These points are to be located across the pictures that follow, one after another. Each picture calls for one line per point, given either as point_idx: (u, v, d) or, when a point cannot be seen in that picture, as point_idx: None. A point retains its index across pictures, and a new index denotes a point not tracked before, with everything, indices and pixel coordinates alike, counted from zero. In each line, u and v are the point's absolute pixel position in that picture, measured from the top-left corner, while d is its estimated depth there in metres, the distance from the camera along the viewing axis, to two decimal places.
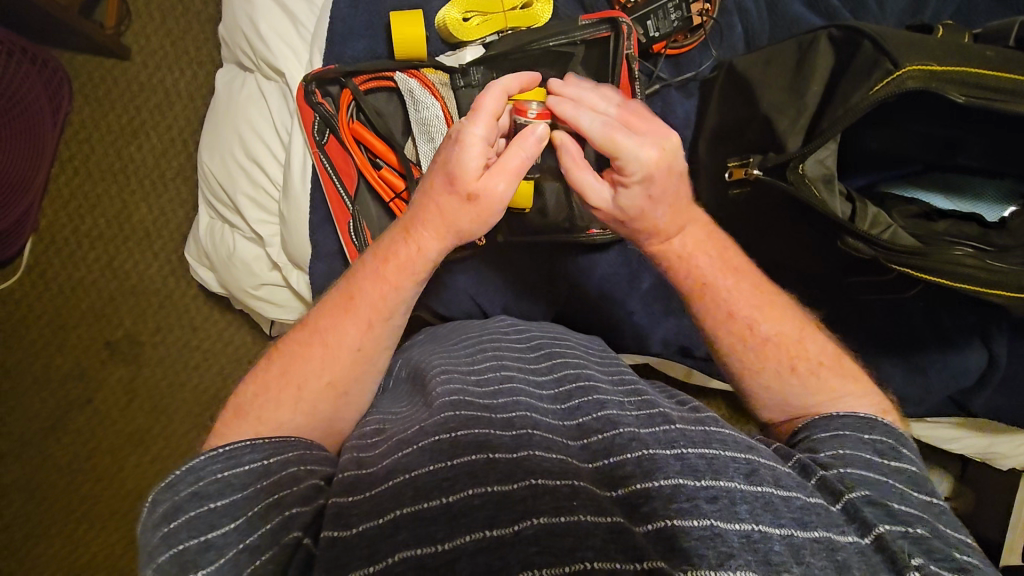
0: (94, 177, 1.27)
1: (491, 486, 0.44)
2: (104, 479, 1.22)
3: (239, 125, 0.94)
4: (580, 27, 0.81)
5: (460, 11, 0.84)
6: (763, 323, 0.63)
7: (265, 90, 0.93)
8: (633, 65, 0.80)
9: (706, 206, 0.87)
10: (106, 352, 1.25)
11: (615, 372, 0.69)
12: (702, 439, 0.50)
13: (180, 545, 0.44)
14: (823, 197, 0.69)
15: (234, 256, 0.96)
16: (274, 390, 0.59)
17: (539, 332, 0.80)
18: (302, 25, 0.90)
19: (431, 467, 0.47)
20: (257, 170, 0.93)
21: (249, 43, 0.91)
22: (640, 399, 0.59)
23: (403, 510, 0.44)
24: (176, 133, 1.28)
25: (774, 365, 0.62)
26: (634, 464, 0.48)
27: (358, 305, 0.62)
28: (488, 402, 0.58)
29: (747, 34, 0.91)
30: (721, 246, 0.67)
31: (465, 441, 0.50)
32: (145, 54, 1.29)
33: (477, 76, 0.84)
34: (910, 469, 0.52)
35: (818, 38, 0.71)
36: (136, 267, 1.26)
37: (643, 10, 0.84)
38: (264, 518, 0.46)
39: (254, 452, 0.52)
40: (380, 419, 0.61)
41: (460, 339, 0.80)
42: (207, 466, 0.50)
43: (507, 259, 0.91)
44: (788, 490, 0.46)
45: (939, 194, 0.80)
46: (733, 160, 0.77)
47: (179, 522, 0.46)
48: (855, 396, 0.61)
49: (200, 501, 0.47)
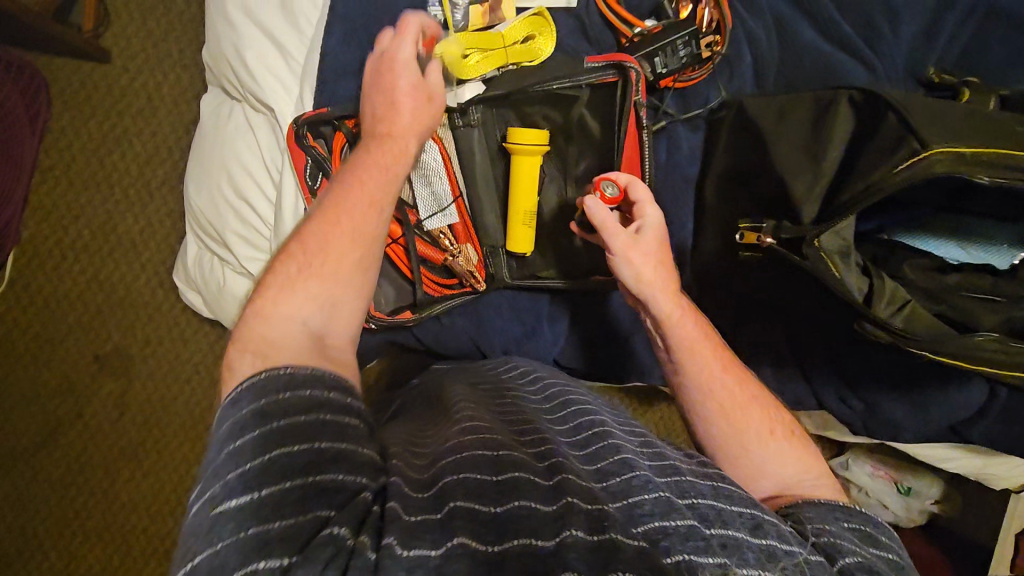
0: (77, 186, 1.23)
1: (534, 503, 0.45)
2: (100, 491, 1.22)
3: (226, 157, 0.90)
4: (584, 70, 0.75)
5: (461, 48, 0.77)
6: (749, 383, 0.66)
7: (253, 124, 0.88)
8: (642, 110, 0.75)
9: (710, 252, 0.82)
10: (97, 365, 1.23)
11: (627, 424, 0.67)
12: (711, 492, 0.50)
13: (247, 466, 0.42)
14: (844, 275, 0.58)
15: (225, 289, 0.93)
16: (306, 264, 0.58)
17: (550, 376, 0.78)
18: (291, 57, 0.85)
19: (483, 475, 0.48)
20: (246, 206, 0.89)
21: (234, 72, 0.86)
22: (651, 449, 0.59)
23: (456, 502, 0.45)
24: (160, 140, 1.24)
25: (801, 453, 0.62)
26: (651, 503, 0.47)
27: (372, 185, 0.64)
28: (520, 436, 0.57)
29: (757, 64, 0.88)
30: (712, 334, 0.70)
31: (507, 460, 0.50)
32: (124, 56, 1.23)
33: (476, 114, 0.79)
34: (891, 557, 0.50)
35: (837, 98, 0.65)
36: (124, 278, 1.23)
37: (649, 47, 0.80)
38: (333, 461, 0.44)
39: (317, 378, 0.49)
40: (411, 436, 0.59)
41: (476, 379, 0.77)
42: (269, 381, 0.47)
43: (507, 300, 0.89)
44: (792, 545, 0.47)
45: (956, 243, 0.76)
46: (744, 223, 0.66)
47: (246, 441, 0.44)
48: (819, 471, 0.61)
49: (266, 419, 0.45)
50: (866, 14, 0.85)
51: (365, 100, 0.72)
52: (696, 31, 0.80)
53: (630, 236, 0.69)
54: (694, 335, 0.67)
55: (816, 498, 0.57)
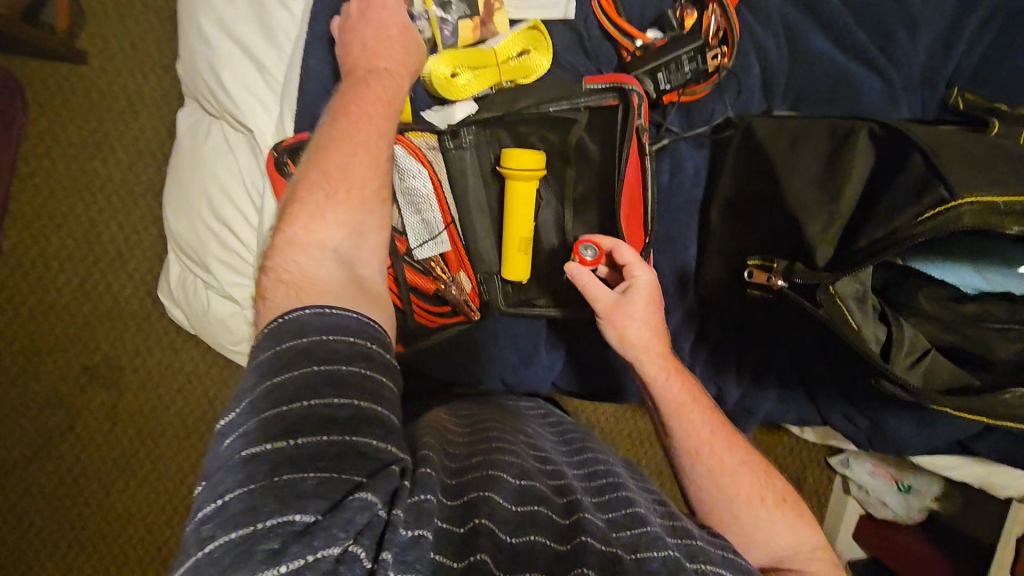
0: (57, 194, 1.18)
1: (548, 542, 0.45)
2: (94, 504, 1.20)
3: (205, 179, 0.85)
4: (584, 92, 0.72)
5: (449, 66, 0.73)
6: (744, 447, 0.66)
7: (232, 143, 0.83)
8: (644, 137, 0.72)
9: (714, 276, 0.79)
10: (86, 378, 1.20)
11: (641, 480, 0.66)
12: (720, 560, 0.50)
13: (285, 408, 0.42)
14: (857, 324, 0.56)
15: (210, 313, 0.89)
16: (332, 191, 0.57)
17: (564, 420, 0.77)
18: (270, 74, 0.80)
19: (507, 501, 0.47)
20: (228, 232, 0.84)
21: (211, 90, 0.82)
22: (660, 503, 0.58)
23: (480, 519, 0.45)
24: (142, 145, 1.19)
25: (796, 524, 0.62)
26: (660, 562, 0.46)
27: (379, 119, 0.62)
28: (539, 463, 0.57)
29: (765, 75, 0.83)
30: (705, 396, 0.69)
31: (528, 491, 0.50)
32: (101, 57, 1.17)
33: (468, 137, 0.75)
34: None
35: (856, 130, 0.63)
36: (110, 289, 1.19)
37: (654, 62, 0.75)
38: (369, 424, 0.43)
39: (359, 330, 0.48)
40: (438, 430, 0.59)
41: (493, 403, 0.76)
42: (312, 324, 0.47)
43: (505, 326, 0.86)
44: None
45: (971, 268, 0.70)
46: (753, 258, 0.62)
47: (285, 379, 0.43)
48: (813, 543, 0.61)
49: (308, 361, 0.44)
50: (881, 21, 0.80)
51: (348, 38, 0.69)
52: (704, 46, 0.75)
53: (616, 296, 0.67)
54: (687, 401, 0.67)
55: None
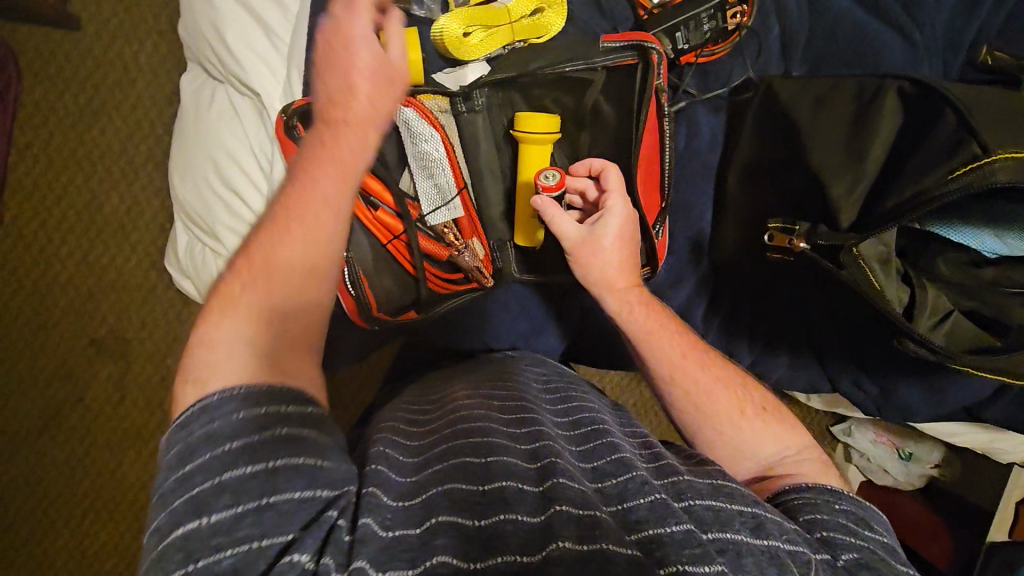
0: (55, 165, 1.16)
1: (521, 515, 0.41)
2: (105, 473, 1.21)
3: (211, 146, 0.83)
4: (600, 52, 0.70)
5: (461, 25, 0.71)
6: (717, 366, 0.65)
7: (237, 107, 0.82)
8: (662, 98, 0.70)
9: (729, 242, 0.78)
10: (93, 350, 1.20)
11: (627, 425, 0.65)
12: (709, 491, 0.48)
13: (196, 491, 0.37)
14: (880, 283, 0.55)
15: None
16: (252, 282, 0.48)
17: (556, 374, 0.74)
18: (277, 37, 0.78)
19: (467, 485, 0.44)
20: (234, 198, 0.83)
21: (216, 54, 0.79)
22: (649, 450, 0.56)
23: (439, 518, 0.40)
24: (142, 114, 1.16)
25: (779, 429, 0.61)
26: (646, 508, 0.44)
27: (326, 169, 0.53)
28: (514, 429, 0.53)
29: (783, 38, 0.82)
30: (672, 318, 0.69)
31: (496, 468, 0.46)
32: (96, 23, 1.14)
33: (480, 99, 0.73)
34: (882, 539, 0.48)
35: (884, 88, 0.62)
36: (114, 261, 1.18)
37: (674, 19, 0.75)
38: (292, 479, 0.38)
39: (276, 401, 0.42)
40: (394, 427, 0.56)
41: (480, 371, 0.72)
42: (220, 409, 0.40)
43: (518, 294, 0.86)
44: (796, 545, 0.44)
45: (992, 234, 0.69)
46: (774, 221, 0.61)
47: (193, 467, 0.38)
48: (800, 448, 0.60)
49: (217, 442, 0.39)
50: None
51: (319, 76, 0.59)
52: (722, 3, 0.75)
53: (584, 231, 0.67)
54: (654, 327, 0.66)
55: (802, 479, 0.56)
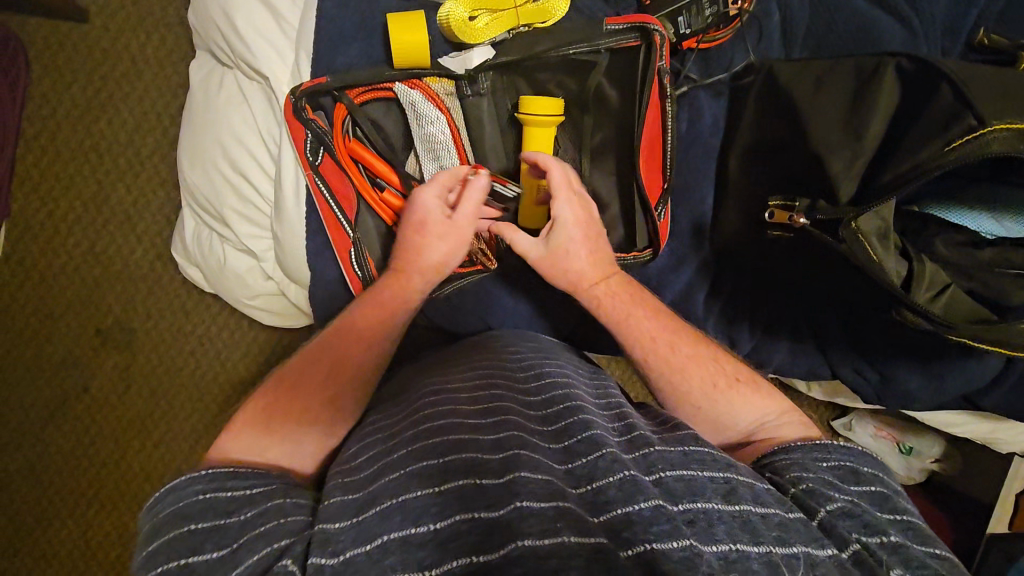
0: (63, 157, 1.18)
1: (477, 513, 0.41)
2: (111, 463, 1.22)
3: (219, 129, 0.84)
4: (605, 34, 0.70)
5: (467, 9, 0.72)
6: (689, 342, 0.67)
7: (245, 92, 0.83)
8: (665, 79, 0.71)
9: (730, 225, 0.79)
10: (98, 340, 1.21)
11: (602, 396, 0.66)
12: (680, 461, 0.49)
13: (159, 567, 0.41)
14: (878, 255, 0.56)
15: (225, 267, 0.89)
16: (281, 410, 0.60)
17: (532, 349, 0.75)
18: (283, 19, 0.79)
19: (416, 492, 0.44)
20: (243, 181, 0.84)
21: (224, 37, 0.81)
22: (622, 423, 0.57)
23: (390, 535, 0.41)
24: (149, 105, 1.18)
25: (757, 397, 0.64)
26: (615, 488, 0.44)
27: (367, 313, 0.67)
28: (478, 421, 0.53)
29: (783, 24, 0.83)
30: (641, 299, 0.70)
31: (456, 465, 0.46)
32: (104, 15, 1.15)
33: (485, 83, 0.75)
34: (868, 490, 0.50)
35: (884, 65, 0.63)
36: (120, 251, 1.19)
37: (673, 6, 0.77)
38: (252, 549, 0.42)
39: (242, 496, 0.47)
40: (357, 445, 0.57)
41: (456, 360, 0.72)
42: (189, 505, 0.46)
43: (521, 277, 0.87)
44: (769, 507, 0.45)
45: (989, 217, 0.72)
46: (776, 200, 0.62)
47: (159, 544, 0.43)
48: (779, 413, 0.63)
49: (179, 522, 0.44)
50: None
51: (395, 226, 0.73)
52: None
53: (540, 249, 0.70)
54: (628, 313, 0.68)
55: (792, 442, 0.58)
